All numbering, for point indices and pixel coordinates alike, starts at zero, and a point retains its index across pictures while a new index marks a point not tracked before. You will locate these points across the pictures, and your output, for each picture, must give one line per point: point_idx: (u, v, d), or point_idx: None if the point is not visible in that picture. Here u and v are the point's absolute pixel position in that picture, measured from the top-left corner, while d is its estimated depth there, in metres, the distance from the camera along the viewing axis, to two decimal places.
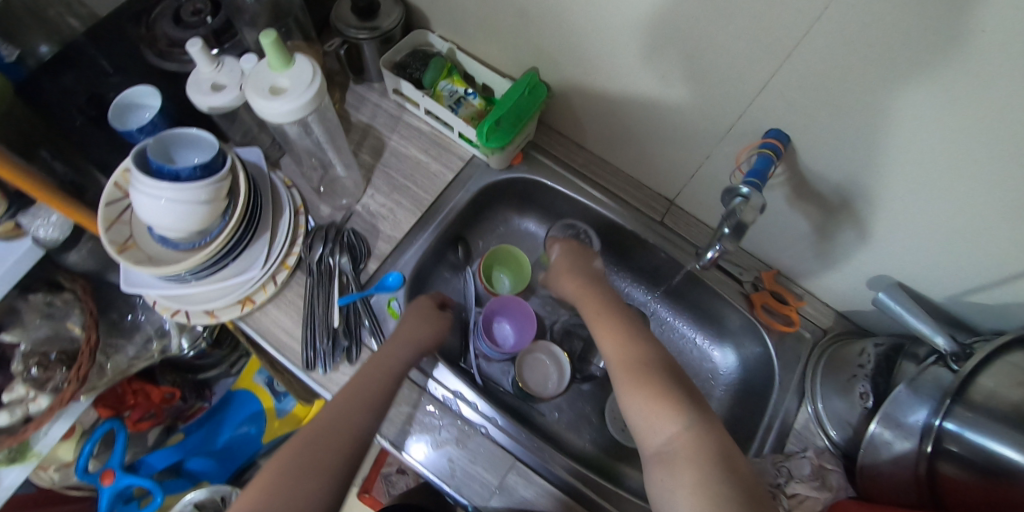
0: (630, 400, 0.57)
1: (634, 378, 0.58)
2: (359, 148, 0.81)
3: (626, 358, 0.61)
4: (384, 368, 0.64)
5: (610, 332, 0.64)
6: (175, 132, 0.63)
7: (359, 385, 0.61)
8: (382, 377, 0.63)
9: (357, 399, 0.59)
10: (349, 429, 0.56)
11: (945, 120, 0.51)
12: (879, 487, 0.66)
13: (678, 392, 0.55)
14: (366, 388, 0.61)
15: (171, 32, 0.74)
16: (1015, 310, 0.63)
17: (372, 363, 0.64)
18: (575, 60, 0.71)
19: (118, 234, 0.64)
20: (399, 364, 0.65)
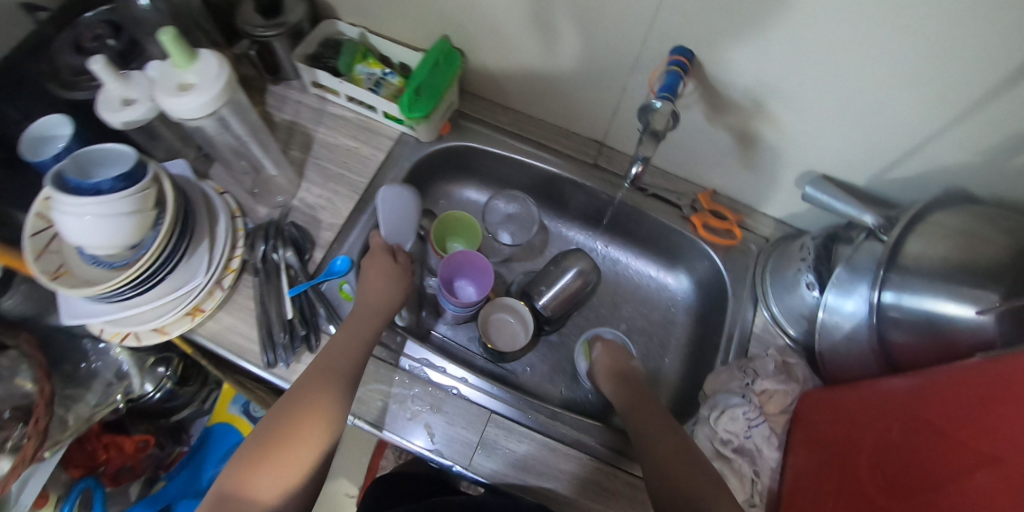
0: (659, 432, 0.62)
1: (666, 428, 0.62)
2: (288, 146, 0.80)
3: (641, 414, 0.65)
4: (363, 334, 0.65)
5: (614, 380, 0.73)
6: (90, 149, 0.62)
7: (336, 354, 0.62)
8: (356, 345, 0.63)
9: (337, 369, 0.60)
10: (339, 374, 0.60)
11: (886, 25, 0.54)
12: (841, 369, 0.69)
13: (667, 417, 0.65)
14: (343, 359, 0.61)
15: (73, 60, 0.71)
16: (926, 176, 0.68)
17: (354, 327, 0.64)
18: (483, 21, 0.72)
19: (49, 264, 0.62)
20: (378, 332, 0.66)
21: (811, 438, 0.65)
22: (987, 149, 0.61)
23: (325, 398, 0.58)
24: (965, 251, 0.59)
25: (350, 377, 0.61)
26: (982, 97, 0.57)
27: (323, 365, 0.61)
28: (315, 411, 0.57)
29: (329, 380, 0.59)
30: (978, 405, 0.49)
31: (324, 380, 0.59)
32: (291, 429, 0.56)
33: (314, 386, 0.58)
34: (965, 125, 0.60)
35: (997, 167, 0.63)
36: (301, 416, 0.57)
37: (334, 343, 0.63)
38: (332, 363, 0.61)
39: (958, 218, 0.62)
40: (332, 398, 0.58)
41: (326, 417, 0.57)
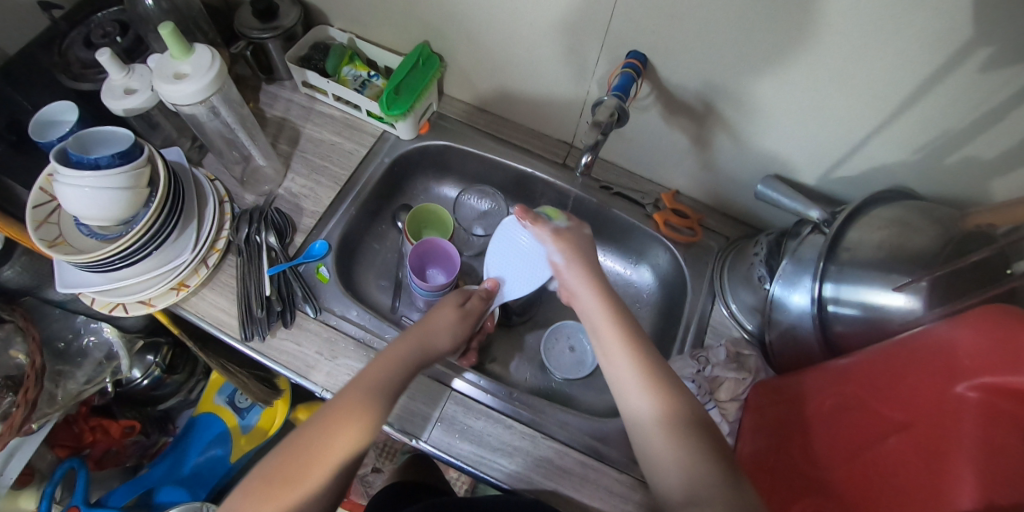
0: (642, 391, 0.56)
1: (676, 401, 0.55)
2: (276, 140, 0.86)
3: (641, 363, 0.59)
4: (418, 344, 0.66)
5: (645, 367, 0.56)
6: (92, 131, 0.68)
7: (382, 368, 0.62)
8: (404, 364, 0.63)
9: (380, 383, 0.60)
10: (386, 385, 0.61)
11: (821, 27, 0.59)
12: (789, 358, 0.72)
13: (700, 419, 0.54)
14: (388, 371, 0.62)
15: (83, 54, 0.79)
16: (868, 174, 0.72)
17: (410, 339, 0.65)
18: (459, 28, 0.79)
19: (47, 233, 0.67)
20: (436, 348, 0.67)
21: (755, 423, 0.68)
22: (921, 146, 0.66)
23: (366, 410, 0.58)
24: (897, 239, 0.63)
25: (393, 390, 0.61)
26: (909, 95, 0.62)
27: (367, 375, 0.61)
28: (355, 419, 0.57)
29: (373, 391, 0.59)
30: (895, 381, 0.52)
31: (366, 390, 0.59)
32: (328, 432, 0.56)
33: (358, 397, 0.58)
34: (898, 122, 0.65)
35: (932, 163, 0.67)
36: (340, 422, 0.56)
37: (378, 358, 0.63)
38: (378, 375, 0.61)
39: (895, 211, 0.66)
40: (377, 409, 0.59)
41: (362, 427, 0.57)
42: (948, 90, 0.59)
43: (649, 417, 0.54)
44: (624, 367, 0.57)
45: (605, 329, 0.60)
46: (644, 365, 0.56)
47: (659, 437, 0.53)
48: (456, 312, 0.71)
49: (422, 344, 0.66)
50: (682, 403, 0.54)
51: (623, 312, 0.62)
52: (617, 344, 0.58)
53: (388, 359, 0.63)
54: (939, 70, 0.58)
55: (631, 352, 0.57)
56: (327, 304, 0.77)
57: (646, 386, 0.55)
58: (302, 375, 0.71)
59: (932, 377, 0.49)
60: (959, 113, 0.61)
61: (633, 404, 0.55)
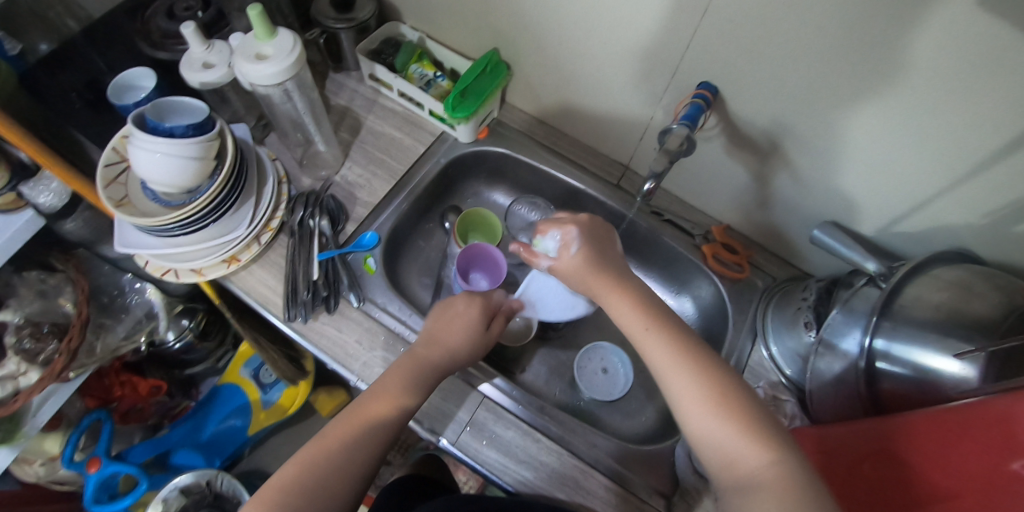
0: (676, 379, 0.52)
1: (720, 401, 0.50)
2: (338, 128, 0.87)
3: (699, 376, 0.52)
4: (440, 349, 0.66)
5: (695, 363, 0.52)
6: (170, 99, 0.70)
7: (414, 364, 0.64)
8: (432, 363, 0.65)
9: (413, 379, 0.63)
10: (420, 382, 0.63)
11: (893, 81, 0.59)
12: (828, 409, 0.71)
13: (777, 428, 0.49)
14: (421, 371, 0.64)
15: (164, 24, 0.81)
16: (931, 232, 0.70)
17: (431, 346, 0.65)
18: (530, 37, 0.79)
19: (116, 192, 0.70)
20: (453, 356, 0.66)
21: None
22: (993, 211, 0.64)
23: (399, 403, 0.61)
24: (958, 302, 0.61)
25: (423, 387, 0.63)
26: (985, 159, 0.60)
27: (399, 370, 0.63)
28: (391, 410, 0.60)
29: (397, 389, 0.62)
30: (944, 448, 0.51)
31: (401, 384, 0.62)
32: (365, 423, 0.58)
33: (390, 390, 0.61)
34: (970, 185, 0.63)
35: (1001, 230, 0.65)
36: (378, 412, 0.59)
37: (406, 359, 0.64)
38: (410, 369, 0.63)
39: (957, 273, 0.64)
40: (408, 404, 0.61)
41: (397, 418, 0.60)
42: None
43: (703, 406, 0.50)
44: (664, 354, 0.54)
45: (639, 327, 0.57)
46: (700, 370, 0.52)
47: (707, 426, 0.50)
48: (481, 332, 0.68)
49: (437, 355, 0.65)
50: (744, 399, 0.50)
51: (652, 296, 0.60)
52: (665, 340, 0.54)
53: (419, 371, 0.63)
54: (1022, 137, 0.56)
55: (677, 350, 0.54)
56: (371, 295, 0.78)
57: (706, 385, 0.51)
58: (340, 362, 0.72)
59: (985, 450, 0.47)
60: None
61: (676, 384, 0.52)
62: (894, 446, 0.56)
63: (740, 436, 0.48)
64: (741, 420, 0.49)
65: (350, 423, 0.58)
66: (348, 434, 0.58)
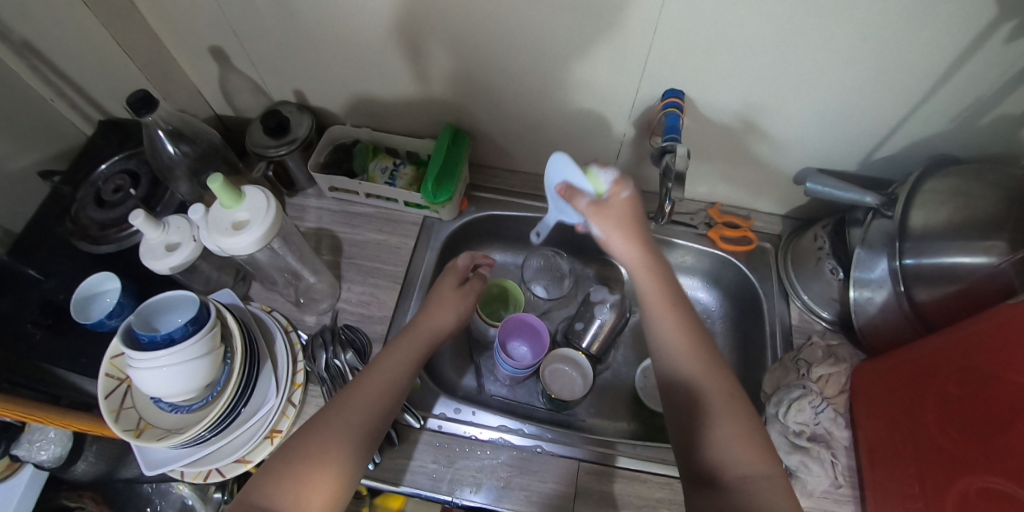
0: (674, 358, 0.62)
1: (707, 375, 0.60)
2: (320, 252, 0.83)
3: (689, 353, 0.62)
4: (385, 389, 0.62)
5: (693, 348, 0.62)
6: (150, 300, 0.64)
7: (364, 398, 0.60)
8: (383, 395, 0.62)
9: (365, 422, 0.59)
10: (366, 420, 0.59)
11: (840, 37, 0.63)
12: (882, 339, 0.75)
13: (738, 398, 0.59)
14: (368, 408, 0.60)
15: (97, 215, 0.75)
16: (907, 151, 0.76)
17: (391, 360, 0.65)
18: (482, 98, 0.79)
19: (128, 421, 0.63)
20: (398, 382, 0.64)
21: (876, 410, 0.71)
22: (955, 116, 0.70)
23: (338, 445, 0.57)
24: (964, 209, 0.66)
25: (367, 430, 0.59)
26: (938, 77, 0.65)
27: (346, 412, 0.59)
28: (327, 451, 0.56)
29: (342, 439, 0.57)
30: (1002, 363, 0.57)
31: (349, 427, 0.58)
32: (301, 466, 0.55)
33: (334, 429, 0.57)
34: (931, 102, 0.68)
35: (967, 128, 0.71)
36: (318, 454, 0.55)
37: (360, 387, 0.61)
38: (357, 409, 0.59)
39: (949, 181, 0.69)
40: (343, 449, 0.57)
41: (336, 466, 0.56)
42: (979, 63, 0.63)
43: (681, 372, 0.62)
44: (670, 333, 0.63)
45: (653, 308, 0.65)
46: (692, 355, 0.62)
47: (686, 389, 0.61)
48: (457, 294, 0.75)
49: (433, 332, 0.71)
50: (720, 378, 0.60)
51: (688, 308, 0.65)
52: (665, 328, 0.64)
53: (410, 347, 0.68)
54: (968, 49, 0.62)
55: (686, 340, 0.63)
56: (427, 409, 0.76)
57: (693, 359, 0.62)
58: (428, 489, 0.69)
59: None
60: (989, 81, 0.64)
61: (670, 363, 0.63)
62: (975, 361, 0.60)
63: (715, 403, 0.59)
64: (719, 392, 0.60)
65: (287, 463, 0.55)
66: (283, 476, 0.54)
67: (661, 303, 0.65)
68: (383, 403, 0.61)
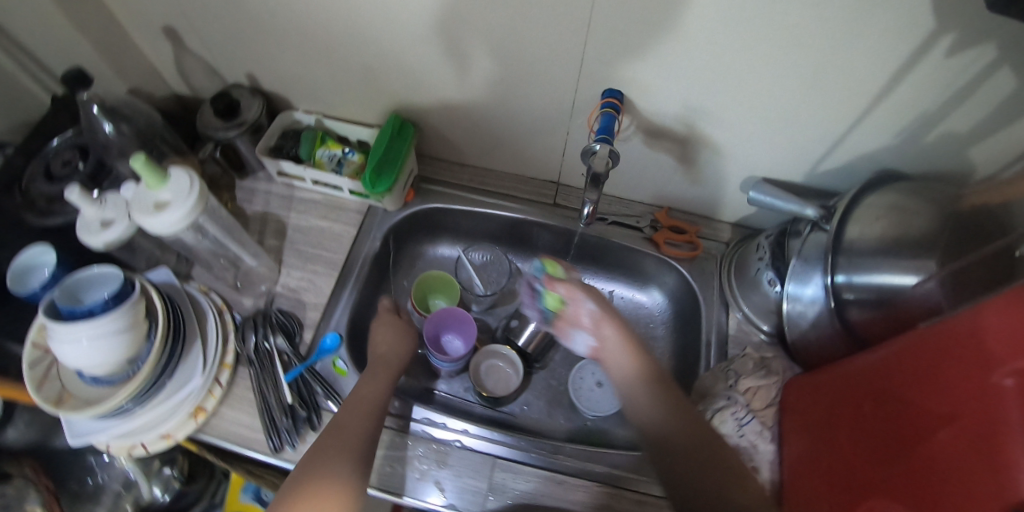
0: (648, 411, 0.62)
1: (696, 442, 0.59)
2: (264, 236, 0.84)
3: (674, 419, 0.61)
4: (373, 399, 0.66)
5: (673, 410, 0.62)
6: (77, 275, 0.65)
7: (360, 413, 0.64)
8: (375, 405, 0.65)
9: (360, 429, 0.62)
10: (366, 424, 0.63)
11: (779, 45, 0.61)
12: (814, 355, 0.74)
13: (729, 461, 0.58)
14: (363, 420, 0.63)
15: (45, 188, 0.76)
16: (852, 164, 0.75)
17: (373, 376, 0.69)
18: (429, 90, 0.79)
19: (50, 391, 0.64)
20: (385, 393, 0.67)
21: (799, 425, 0.70)
22: (897, 132, 0.69)
23: (347, 450, 0.59)
24: (898, 226, 0.65)
25: (366, 439, 0.61)
26: (880, 90, 0.64)
27: (345, 421, 0.63)
28: (337, 458, 0.58)
29: (344, 447, 0.60)
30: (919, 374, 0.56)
31: (348, 436, 0.61)
32: (314, 476, 0.57)
33: (337, 440, 0.60)
34: (874, 115, 0.67)
35: (911, 144, 0.70)
36: (326, 463, 0.58)
37: (353, 401, 0.65)
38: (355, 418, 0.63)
39: (888, 197, 0.68)
40: (347, 452, 0.59)
41: (344, 469, 0.58)
42: (919, 78, 0.61)
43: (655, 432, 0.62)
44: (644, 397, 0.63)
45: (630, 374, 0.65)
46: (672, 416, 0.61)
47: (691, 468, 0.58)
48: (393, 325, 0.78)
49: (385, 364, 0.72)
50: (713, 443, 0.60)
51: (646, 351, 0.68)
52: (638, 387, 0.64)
53: (384, 368, 0.70)
54: (908, 62, 0.60)
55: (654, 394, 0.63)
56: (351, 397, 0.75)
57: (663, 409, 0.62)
58: None
59: (969, 365, 0.50)
60: (932, 95, 0.63)
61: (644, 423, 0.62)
62: (891, 379, 0.59)
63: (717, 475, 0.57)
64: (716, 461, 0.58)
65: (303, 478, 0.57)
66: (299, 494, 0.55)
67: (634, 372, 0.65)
68: (373, 413, 0.64)
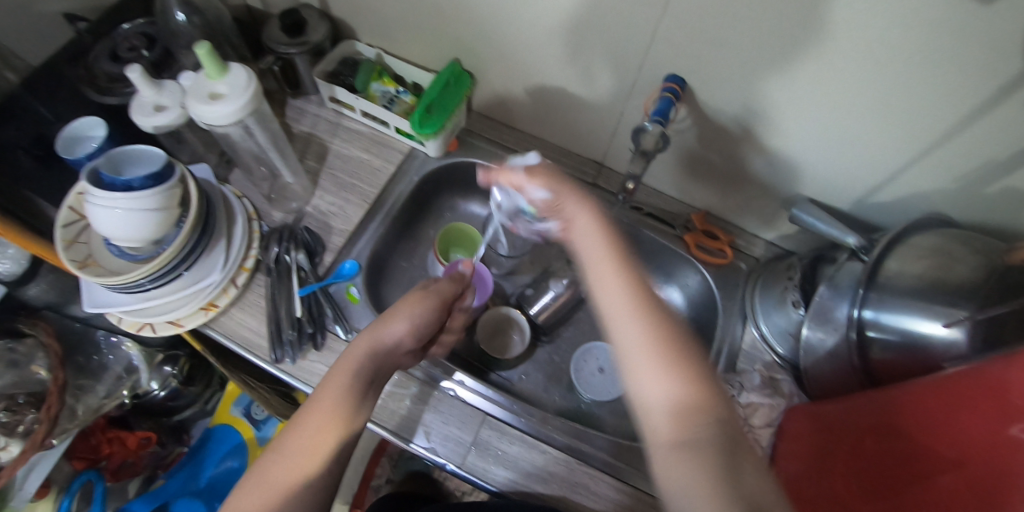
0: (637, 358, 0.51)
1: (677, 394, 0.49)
2: (304, 156, 0.85)
3: (676, 381, 0.49)
4: (368, 357, 0.60)
5: (664, 356, 0.50)
6: (124, 149, 0.67)
7: (343, 374, 0.58)
8: (365, 367, 0.59)
9: (344, 392, 0.58)
10: (358, 385, 0.59)
11: (855, 59, 0.59)
12: (824, 384, 0.72)
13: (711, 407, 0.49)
14: (348, 385, 0.58)
15: (109, 68, 0.79)
16: (905, 201, 0.72)
17: (361, 344, 0.60)
18: (491, 44, 0.79)
19: (77, 253, 0.66)
20: (384, 353, 0.61)
21: (791, 448, 0.69)
22: (958, 177, 0.66)
23: (337, 419, 0.57)
24: (939, 270, 0.62)
25: (354, 403, 0.58)
26: (951, 128, 0.62)
27: (331, 382, 0.58)
28: (329, 427, 0.57)
29: (330, 414, 0.57)
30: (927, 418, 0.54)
31: (334, 403, 0.57)
32: (304, 445, 0.56)
33: (327, 407, 0.57)
34: (938, 153, 0.65)
35: (971, 193, 0.67)
36: (314, 431, 0.56)
37: (342, 363, 0.59)
38: (342, 378, 0.58)
39: (934, 240, 0.66)
40: (337, 419, 0.57)
41: (336, 436, 0.57)
42: (994, 123, 0.59)
43: (655, 392, 0.49)
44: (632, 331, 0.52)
45: (614, 295, 0.53)
46: (669, 361, 0.50)
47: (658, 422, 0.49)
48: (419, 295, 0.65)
49: (374, 343, 0.60)
50: (706, 393, 0.49)
51: (691, 347, 0.51)
52: (631, 315, 0.52)
53: (364, 348, 0.60)
54: (986, 103, 0.57)
55: (645, 323, 0.51)
56: (358, 325, 0.76)
57: (657, 353, 0.50)
58: None
59: (983, 416, 0.48)
60: (1005, 143, 0.60)
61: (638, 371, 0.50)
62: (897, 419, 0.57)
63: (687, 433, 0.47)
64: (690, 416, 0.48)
65: (287, 444, 0.56)
66: (285, 462, 0.55)
67: (619, 287, 0.53)
68: (360, 375, 0.59)
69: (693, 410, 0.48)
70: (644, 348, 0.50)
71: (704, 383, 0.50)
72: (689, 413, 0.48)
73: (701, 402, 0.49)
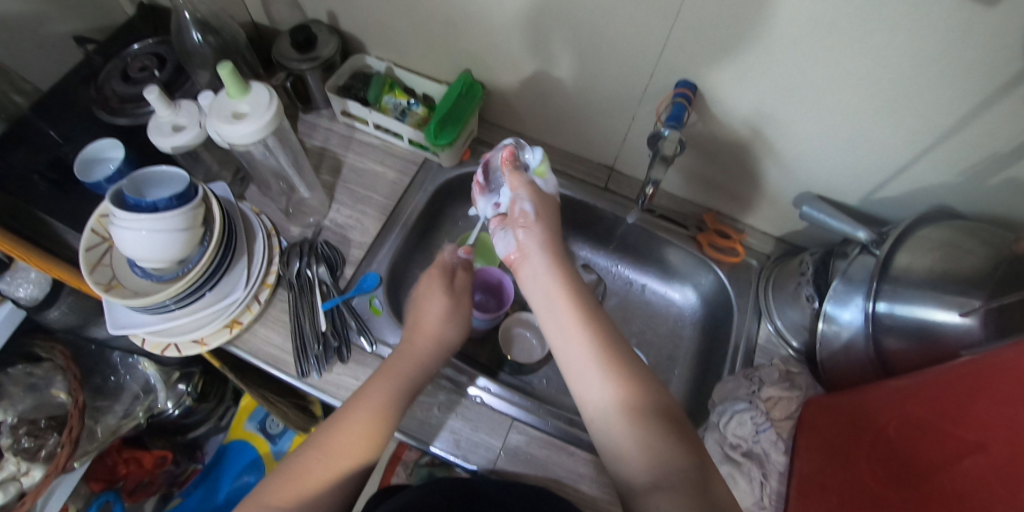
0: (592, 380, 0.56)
1: (630, 410, 0.54)
2: (319, 170, 0.86)
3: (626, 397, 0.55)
4: (418, 364, 0.66)
5: (616, 374, 0.56)
6: (146, 170, 0.67)
7: (389, 381, 0.63)
8: (409, 373, 0.65)
9: (387, 401, 0.61)
10: (403, 397, 0.63)
11: (861, 61, 0.61)
12: (840, 375, 0.74)
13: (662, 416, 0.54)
14: (394, 396, 0.62)
15: (119, 88, 0.79)
16: (911, 195, 0.74)
17: (409, 350, 0.66)
18: (502, 54, 0.80)
19: (101, 276, 0.67)
20: (432, 357, 0.67)
21: (812, 439, 0.71)
22: (963, 170, 0.68)
23: (378, 429, 0.60)
24: (949, 261, 0.64)
25: (398, 414, 0.62)
26: (955, 123, 0.64)
27: (377, 388, 0.62)
28: (366, 436, 0.59)
29: (374, 421, 0.60)
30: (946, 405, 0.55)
31: (378, 411, 0.61)
32: (339, 449, 0.58)
33: (371, 411, 0.60)
34: (943, 148, 0.67)
35: (974, 185, 0.69)
36: (351, 437, 0.59)
37: (387, 369, 0.64)
38: (387, 386, 0.62)
39: (943, 232, 0.68)
40: (380, 428, 0.60)
41: (372, 447, 0.59)
42: (996, 117, 0.61)
43: (608, 403, 0.55)
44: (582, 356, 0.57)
45: (565, 318, 0.59)
46: (620, 379, 0.55)
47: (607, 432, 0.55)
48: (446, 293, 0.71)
49: (425, 341, 0.67)
50: (654, 408, 0.54)
51: (639, 372, 0.57)
52: (578, 338, 0.57)
53: (412, 345, 0.66)
54: (989, 99, 0.60)
55: (596, 347, 0.57)
56: (381, 336, 0.76)
57: (606, 375, 0.56)
58: None
59: (1002, 400, 0.50)
60: (1006, 137, 0.62)
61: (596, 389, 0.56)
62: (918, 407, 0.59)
63: (640, 441, 0.53)
64: (642, 421, 0.53)
65: (320, 446, 0.58)
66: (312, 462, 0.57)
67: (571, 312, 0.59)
68: (405, 384, 0.64)
69: (647, 424, 0.53)
70: (591, 370, 0.56)
71: (653, 403, 0.55)
72: (641, 421, 0.54)
73: (651, 414, 0.54)
